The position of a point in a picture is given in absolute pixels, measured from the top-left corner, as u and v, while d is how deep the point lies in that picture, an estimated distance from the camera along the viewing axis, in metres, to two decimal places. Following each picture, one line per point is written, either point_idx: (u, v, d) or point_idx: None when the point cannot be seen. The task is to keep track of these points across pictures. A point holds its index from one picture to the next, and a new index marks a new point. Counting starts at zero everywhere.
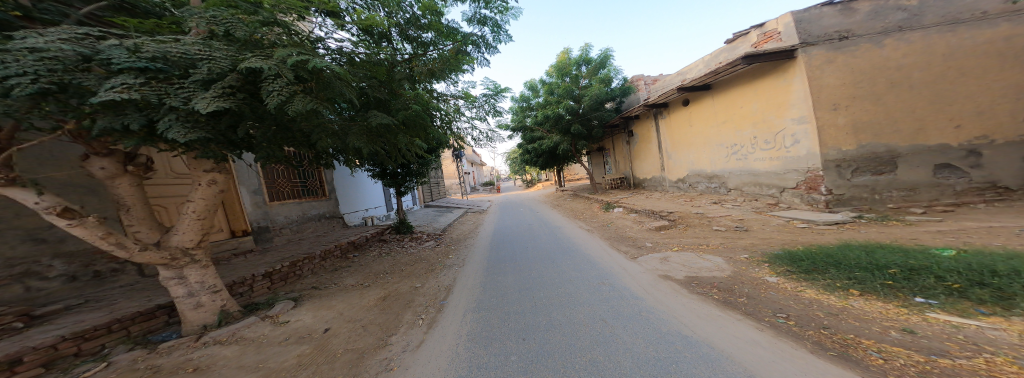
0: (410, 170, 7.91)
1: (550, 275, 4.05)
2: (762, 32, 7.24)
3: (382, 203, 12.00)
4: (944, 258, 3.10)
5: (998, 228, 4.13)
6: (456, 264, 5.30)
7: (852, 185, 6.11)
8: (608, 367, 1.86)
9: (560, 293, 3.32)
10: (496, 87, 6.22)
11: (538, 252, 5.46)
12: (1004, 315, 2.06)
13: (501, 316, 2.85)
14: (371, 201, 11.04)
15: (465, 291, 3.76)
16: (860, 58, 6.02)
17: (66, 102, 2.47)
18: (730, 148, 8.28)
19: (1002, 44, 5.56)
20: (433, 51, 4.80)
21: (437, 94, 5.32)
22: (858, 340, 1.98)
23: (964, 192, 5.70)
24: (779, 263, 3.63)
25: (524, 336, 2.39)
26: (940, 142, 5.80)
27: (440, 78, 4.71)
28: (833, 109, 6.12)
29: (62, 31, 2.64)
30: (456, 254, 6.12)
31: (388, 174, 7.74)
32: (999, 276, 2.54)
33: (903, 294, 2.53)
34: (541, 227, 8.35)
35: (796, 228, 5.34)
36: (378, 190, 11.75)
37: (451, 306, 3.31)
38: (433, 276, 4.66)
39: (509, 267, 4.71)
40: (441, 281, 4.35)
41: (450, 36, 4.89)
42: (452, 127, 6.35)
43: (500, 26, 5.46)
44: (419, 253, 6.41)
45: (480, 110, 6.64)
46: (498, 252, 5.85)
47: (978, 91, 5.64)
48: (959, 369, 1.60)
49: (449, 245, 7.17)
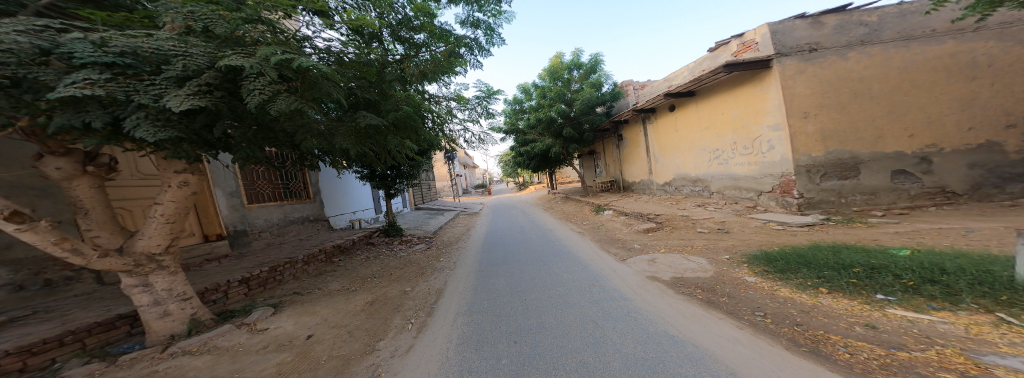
0: (400, 171, 7.74)
1: (542, 277, 4.07)
2: (741, 42, 7.60)
3: (371, 205, 11.72)
4: (902, 257, 3.36)
5: (947, 230, 4.52)
6: (447, 267, 5.23)
7: (821, 189, 6.50)
8: (599, 368, 1.88)
9: (552, 295, 3.34)
10: (489, 89, 6.20)
11: (530, 255, 5.48)
12: (952, 309, 2.26)
13: (492, 319, 2.85)
14: (359, 203, 10.73)
15: (456, 294, 3.72)
16: (827, 70, 6.44)
17: (19, 98, 2.24)
18: (713, 153, 8.62)
19: (948, 60, 6.09)
20: (425, 52, 4.73)
21: (428, 95, 5.23)
22: (826, 336, 2.11)
23: (918, 196, 6.18)
24: (757, 263, 3.82)
25: (515, 339, 2.39)
26: (897, 150, 6.27)
27: (432, 79, 4.66)
28: (804, 117, 6.49)
29: (17, 21, 2.42)
30: (446, 256, 6.04)
31: (376, 176, 7.57)
32: (947, 273, 2.77)
33: (866, 292, 2.71)
34: (532, 229, 8.39)
35: (772, 230, 5.65)
36: (366, 191, 11.46)
37: (442, 309, 3.26)
38: (423, 279, 4.57)
39: (501, 269, 4.70)
40: (431, 284, 4.28)
41: (444, 39, 4.84)
42: (443, 129, 6.29)
43: (494, 29, 5.46)
44: (408, 257, 6.27)
45: (473, 111, 6.58)
46: (491, 255, 5.85)
47: (928, 102, 6.15)
48: (915, 362, 1.73)
49: (440, 247, 7.07)
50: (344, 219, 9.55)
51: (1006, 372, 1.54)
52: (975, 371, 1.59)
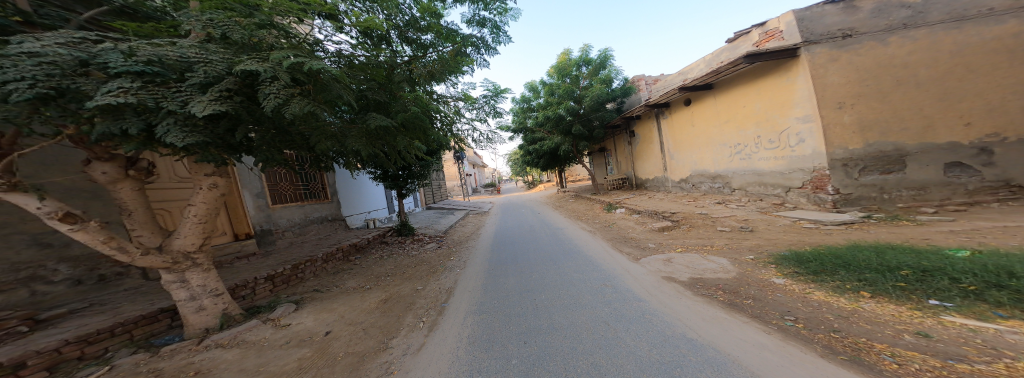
0: (411, 172, 7.94)
1: (552, 277, 4.02)
2: (763, 31, 7.20)
3: (384, 205, 12.10)
4: (959, 259, 3.02)
5: (1014, 228, 4.04)
6: (457, 266, 5.29)
7: (860, 185, 6.02)
8: (611, 370, 1.83)
9: (562, 295, 3.29)
10: (496, 88, 6.24)
11: (540, 254, 5.44)
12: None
13: (502, 318, 2.85)
14: (373, 203, 11.13)
15: (467, 293, 3.75)
16: (864, 56, 5.96)
17: (65, 107, 2.49)
18: (734, 148, 8.20)
19: (1011, 40, 5.47)
20: (433, 53, 4.84)
21: (437, 96, 5.34)
22: (870, 344, 1.94)
23: (977, 191, 5.57)
24: (787, 265, 3.56)
25: (526, 339, 2.37)
26: (951, 140, 5.69)
27: (439, 79, 4.76)
28: (839, 107, 6.04)
29: (59, 35, 2.68)
30: (457, 256, 6.11)
31: (390, 177, 7.81)
32: (1016, 278, 2.47)
33: (917, 297, 2.46)
34: (543, 228, 8.34)
35: (802, 228, 5.28)
36: (379, 191, 11.83)
37: (453, 308, 3.30)
38: (434, 278, 4.64)
39: (511, 269, 4.69)
40: (442, 283, 4.34)
41: (450, 39, 4.93)
42: (452, 130, 6.40)
43: (499, 27, 5.49)
44: (420, 255, 6.40)
45: (480, 111, 6.65)
46: (500, 254, 5.85)
47: (988, 88, 5.54)
48: (979, 375, 1.55)
49: (451, 247, 7.16)
50: (360, 219, 9.96)
51: None
52: None
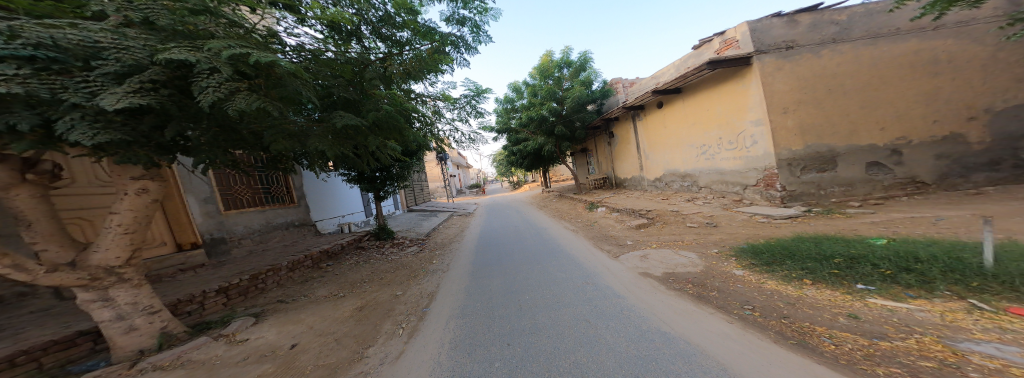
0: (390, 174, 7.60)
1: (535, 277, 4.06)
2: (723, 40, 7.77)
3: (360, 208, 11.50)
4: (878, 246, 3.53)
5: (919, 218, 4.76)
6: (440, 269, 5.16)
7: (802, 182, 6.74)
8: (592, 368, 1.89)
9: (545, 295, 3.34)
10: (477, 88, 6.15)
11: (524, 255, 5.47)
12: (928, 297, 2.39)
13: (487, 321, 2.83)
14: (348, 207, 10.53)
15: (449, 297, 3.68)
16: (804, 67, 6.68)
17: None
18: (700, 148, 8.82)
19: (914, 56, 6.42)
20: (409, 51, 4.67)
21: (415, 95, 5.16)
22: (812, 328, 2.19)
23: (891, 187, 6.49)
24: (744, 256, 3.92)
25: (509, 341, 2.37)
26: (871, 142, 6.56)
27: (417, 78, 4.53)
28: (784, 112, 6.72)
29: None
30: (439, 258, 5.97)
31: (364, 178, 7.42)
32: (920, 262, 2.93)
33: (848, 282, 2.83)
34: (526, 229, 8.39)
35: (757, 222, 5.81)
36: (354, 193, 11.23)
37: (434, 313, 3.22)
38: (415, 282, 4.51)
39: (495, 270, 4.67)
40: (423, 287, 4.22)
41: (428, 37, 4.79)
42: (431, 129, 6.26)
43: (480, 26, 5.43)
44: (400, 260, 6.16)
45: (462, 111, 6.54)
46: (484, 255, 5.80)
47: (897, 97, 6.46)
48: (897, 350, 1.81)
49: (434, 250, 6.94)
50: (332, 224, 9.39)
51: (981, 358, 1.66)
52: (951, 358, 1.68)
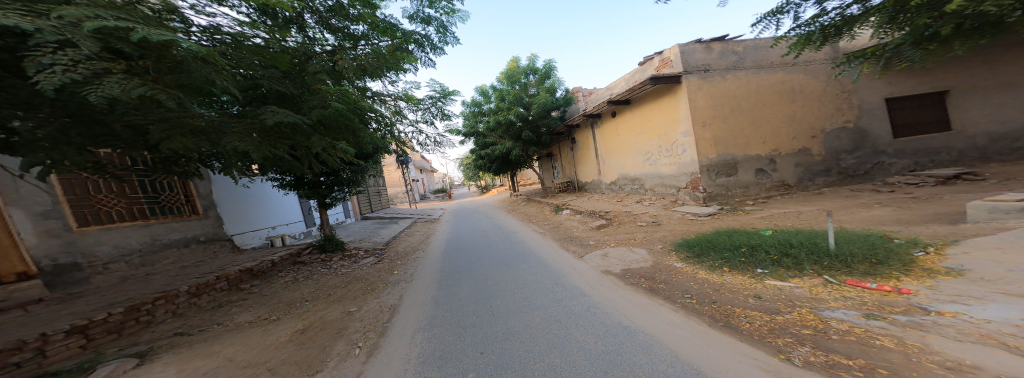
0: (339, 178, 6.83)
1: (505, 282, 4.03)
2: (660, 59, 8.78)
3: (299, 217, 10.18)
4: (766, 236, 4.41)
5: (792, 213, 6.05)
6: (402, 280, 4.80)
7: (716, 185, 7.97)
8: (565, 368, 1.94)
9: (517, 299, 3.34)
10: (444, 89, 5.86)
11: (494, 259, 5.40)
12: (800, 276, 3.09)
13: (458, 330, 2.70)
14: (282, 217, 9.25)
15: (413, 308, 3.43)
16: (716, 88, 7.97)
17: None
18: (645, 155, 9.88)
19: (781, 86, 8.13)
20: (364, 45, 4.27)
21: (372, 93, 4.74)
22: (732, 309, 2.62)
23: (770, 188, 8.10)
24: (680, 250, 4.50)
25: (482, 349, 2.30)
26: (756, 153, 8.08)
27: (374, 75, 4.21)
28: (703, 126, 7.90)
29: None
30: (401, 269, 5.54)
31: (307, 184, 6.53)
32: (795, 248, 3.68)
33: (750, 267, 3.45)
34: (495, 233, 8.26)
35: (689, 220, 6.69)
36: (290, 200, 9.90)
37: (397, 327, 2.97)
38: (373, 296, 4.11)
39: (465, 277, 4.51)
40: (382, 301, 3.88)
41: (388, 33, 4.44)
42: (391, 131, 5.84)
43: (446, 27, 5.23)
44: (353, 273, 5.55)
45: (426, 112, 6.21)
46: (452, 262, 5.57)
47: (772, 117, 8.09)
48: (786, 322, 2.33)
49: (394, 260, 6.40)
50: (258, 238, 8.19)
51: (837, 323, 2.24)
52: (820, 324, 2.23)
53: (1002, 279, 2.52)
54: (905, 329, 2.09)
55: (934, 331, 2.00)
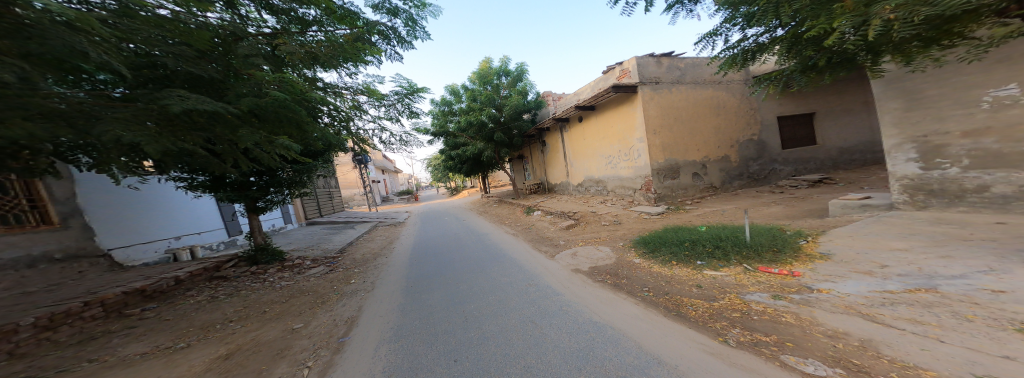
0: (275, 179, 6.03)
1: (476, 285, 3.96)
2: (620, 68, 9.36)
3: (221, 224, 8.80)
4: (699, 230, 4.99)
5: (719, 211, 6.92)
6: (362, 289, 4.45)
7: (664, 186, 8.76)
8: (541, 369, 1.95)
9: (490, 302, 3.30)
10: (411, 85, 5.52)
11: (465, 262, 5.27)
12: (727, 265, 3.73)
13: (429, 339, 2.57)
14: (193, 225, 7.96)
15: (376, 319, 3.20)
16: (665, 99, 8.78)
17: None
18: (607, 159, 10.49)
19: (710, 101, 9.21)
20: (316, 32, 3.94)
21: (325, 85, 4.51)
22: (680, 299, 2.99)
23: (703, 189, 9.15)
24: (636, 247, 4.87)
25: (455, 356, 2.22)
26: (692, 158, 9.05)
27: (327, 63, 3.98)
28: (654, 133, 8.64)
29: None
30: (361, 277, 5.14)
31: (233, 184, 5.73)
32: (723, 240, 4.15)
33: (692, 258, 4.01)
34: (467, 235, 8.07)
35: (645, 218, 7.26)
36: (208, 203, 8.51)
37: (358, 341, 2.73)
38: (329, 308, 3.75)
39: (435, 282, 4.33)
40: (340, 313, 3.54)
41: (347, 21, 4.07)
42: (346, 127, 5.41)
43: (416, 21, 4.94)
44: (302, 284, 4.99)
45: (391, 109, 5.83)
46: (420, 267, 5.32)
47: (704, 126, 9.13)
48: (715, 306, 2.76)
49: (350, 268, 5.89)
50: (155, 251, 7.03)
51: (755, 304, 2.70)
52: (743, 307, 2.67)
53: (855, 261, 3.37)
54: (799, 305, 2.61)
55: (818, 306, 2.55)
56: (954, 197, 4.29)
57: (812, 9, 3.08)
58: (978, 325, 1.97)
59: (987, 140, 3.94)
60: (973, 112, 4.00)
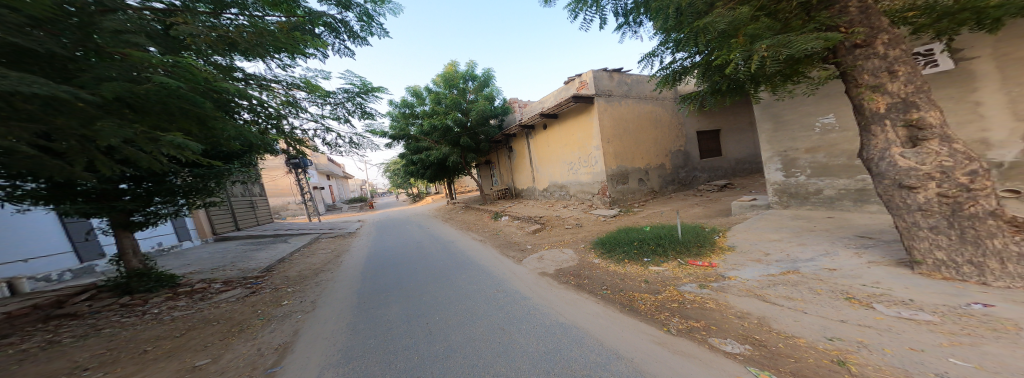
0: (161, 185, 4.81)
1: (441, 294, 3.80)
2: (578, 80, 9.88)
3: (68, 247, 6.80)
4: (645, 230, 5.44)
5: (659, 212, 7.64)
6: (308, 309, 3.99)
7: (618, 191, 9.41)
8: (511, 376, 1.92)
9: (456, 311, 3.18)
10: (364, 84, 5.17)
11: (427, 272, 5.04)
12: (664, 260, 4.15)
13: (387, 357, 2.38)
14: (19, 248, 5.99)
15: (325, 341, 2.88)
16: (617, 110, 9.50)
17: None
18: (569, 166, 10.94)
19: (652, 114, 10.20)
20: (236, 16, 3.48)
21: (247, 77, 3.94)
22: (631, 294, 3.22)
23: (649, 193, 10.03)
24: (595, 248, 5.14)
25: (418, 373, 2.08)
26: (639, 165, 9.88)
27: (250, 52, 3.53)
28: (608, 141, 9.28)
29: None
30: (305, 295, 4.61)
31: (90, 193, 4.12)
32: (661, 238, 4.48)
33: (641, 258, 4.31)
34: (431, 244, 7.73)
35: (603, 220, 7.70)
36: (42, 219, 6.49)
37: (303, 367, 2.43)
38: (265, 333, 3.28)
39: (394, 295, 4.06)
40: (280, 338, 3.12)
41: (282, 7, 3.71)
42: (276, 124, 4.81)
43: (372, 17, 4.67)
44: (227, 307, 4.28)
45: (339, 108, 5.40)
46: (375, 280, 4.95)
47: (647, 136, 10.06)
48: (658, 299, 3.03)
49: (290, 286, 5.24)
50: None
51: (689, 294, 3.07)
52: (681, 297, 3.02)
53: (749, 250, 4.18)
54: (716, 291, 3.09)
55: (730, 291, 3.05)
56: (803, 198, 5.64)
57: (716, 41, 3.39)
58: (825, 297, 2.67)
59: (819, 155, 5.35)
60: (811, 134, 5.40)
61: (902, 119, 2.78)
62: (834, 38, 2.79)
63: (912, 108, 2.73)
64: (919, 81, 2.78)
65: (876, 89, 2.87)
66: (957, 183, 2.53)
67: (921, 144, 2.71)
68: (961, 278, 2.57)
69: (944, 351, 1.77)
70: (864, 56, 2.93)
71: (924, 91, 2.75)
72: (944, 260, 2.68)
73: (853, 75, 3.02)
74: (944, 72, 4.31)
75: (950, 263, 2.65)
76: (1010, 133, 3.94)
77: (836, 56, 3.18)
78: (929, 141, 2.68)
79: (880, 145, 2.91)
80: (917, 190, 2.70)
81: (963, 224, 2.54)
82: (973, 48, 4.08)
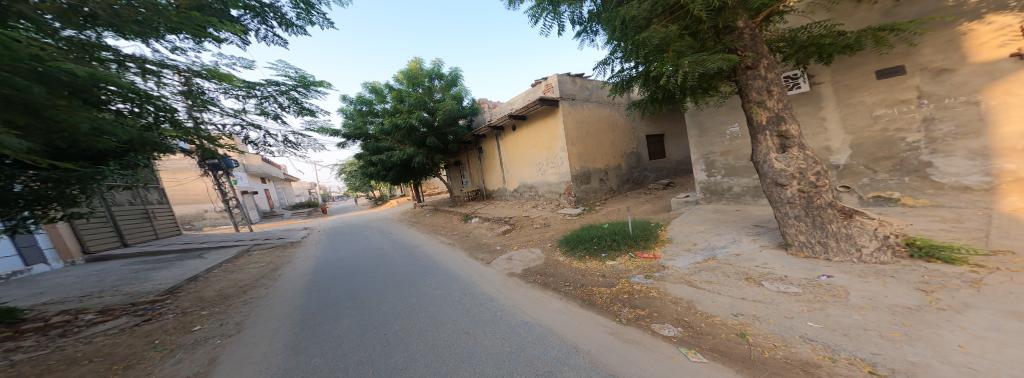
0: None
1: (403, 302, 3.60)
2: (544, 83, 10.07)
3: None
4: (604, 227, 5.71)
5: (617, 210, 8.13)
6: (242, 330, 3.52)
7: (581, 190, 9.80)
8: None
9: (420, 319, 3.04)
10: (302, 77, 4.71)
11: (388, 279, 4.75)
12: (619, 255, 4.39)
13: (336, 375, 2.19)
14: None
15: (262, 365, 2.56)
16: (579, 114, 9.89)
17: None
18: (537, 167, 11.12)
19: (609, 118, 10.81)
20: None
21: (124, 58, 3.25)
22: (587, 289, 3.35)
23: (608, 192, 10.58)
24: (560, 247, 5.26)
25: None
26: (600, 166, 10.38)
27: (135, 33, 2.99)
28: (571, 143, 9.62)
29: None
30: (241, 315, 4.07)
31: None
32: (617, 234, 4.74)
33: (601, 253, 4.52)
34: (394, 250, 7.30)
35: (569, 219, 7.98)
36: None
37: None
38: (180, 364, 2.82)
39: (348, 307, 3.76)
40: (202, 367, 2.71)
41: None
42: (178, 118, 4.14)
43: (313, 4, 4.27)
44: (132, 337, 3.61)
45: (269, 101, 4.86)
46: (327, 292, 4.55)
47: (606, 138, 10.60)
48: (608, 291, 3.21)
49: (221, 306, 4.58)
50: None
51: (636, 284, 3.30)
52: (630, 287, 3.23)
53: (682, 241, 4.61)
54: (656, 280, 3.36)
55: (667, 280, 3.32)
56: (720, 194, 6.36)
57: (651, 55, 3.69)
58: (731, 278, 3.05)
59: (729, 158, 6.12)
60: (723, 140, 6.15)
61: (776, 131, 3.39)
62: (735, 60, 3.23)
63: (782, 121, 3.35)
64: (787, 99, 3.39)
65: (760, 104, 3.42)
66: (809, 181, 3.20)
67: (788, 150, 3.35)
68: (815, 255, 3.20)
69: (806, 316, 2.15)
70: (752, 77, 3.50)
71: (789, 108, 3.37)
72: (805, 241, 3.30)
73: (745, 91, 3.58)
74: (802, 93, 5.21)
75: (808, 244, 3.27)
76: (842, 143, 4.94)
77: (734, 76, 3.74)
78: (792, 149, 3.33)
79: (763, 151, 3.49)
80: (786, 187, 3.32)
81: (815, 213, 3.20)
82: (820, 75, 5.01)
